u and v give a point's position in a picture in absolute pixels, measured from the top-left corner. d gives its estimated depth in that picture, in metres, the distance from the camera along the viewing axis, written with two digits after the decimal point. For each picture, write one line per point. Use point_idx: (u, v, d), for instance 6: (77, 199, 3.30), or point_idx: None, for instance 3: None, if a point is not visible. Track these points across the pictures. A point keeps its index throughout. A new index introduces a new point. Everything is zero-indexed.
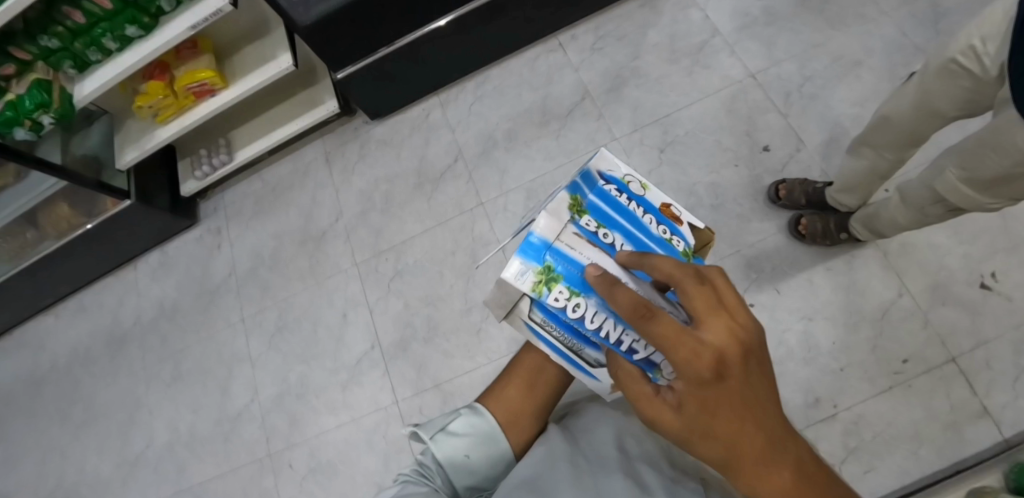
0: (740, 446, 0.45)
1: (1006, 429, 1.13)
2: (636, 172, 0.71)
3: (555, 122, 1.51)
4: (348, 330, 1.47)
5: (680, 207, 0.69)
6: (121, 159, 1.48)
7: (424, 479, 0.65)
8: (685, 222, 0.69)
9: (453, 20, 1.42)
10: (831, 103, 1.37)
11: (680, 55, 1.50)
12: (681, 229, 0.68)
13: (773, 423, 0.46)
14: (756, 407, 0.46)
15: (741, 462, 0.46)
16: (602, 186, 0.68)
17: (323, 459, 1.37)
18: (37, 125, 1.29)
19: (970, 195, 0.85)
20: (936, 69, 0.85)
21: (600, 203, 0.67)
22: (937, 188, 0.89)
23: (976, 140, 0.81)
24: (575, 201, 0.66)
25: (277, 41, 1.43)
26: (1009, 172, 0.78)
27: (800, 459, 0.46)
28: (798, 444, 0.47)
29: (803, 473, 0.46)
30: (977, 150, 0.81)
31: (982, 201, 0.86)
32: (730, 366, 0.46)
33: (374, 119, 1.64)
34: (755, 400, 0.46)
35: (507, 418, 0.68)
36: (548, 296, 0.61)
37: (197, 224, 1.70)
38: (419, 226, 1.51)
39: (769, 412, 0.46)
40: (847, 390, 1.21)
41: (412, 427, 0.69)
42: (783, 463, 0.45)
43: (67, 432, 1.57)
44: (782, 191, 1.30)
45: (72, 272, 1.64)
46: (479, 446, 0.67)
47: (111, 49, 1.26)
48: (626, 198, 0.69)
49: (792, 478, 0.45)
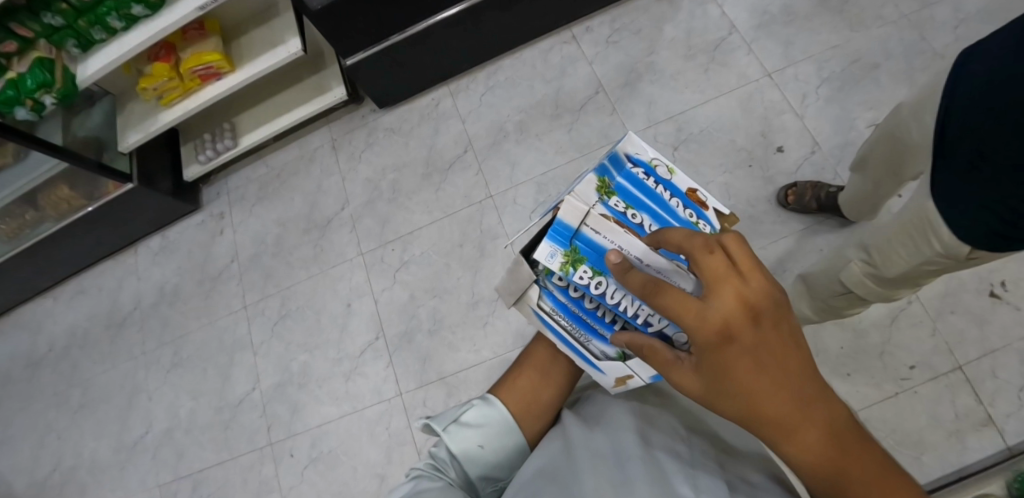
0: (758, 408, 0.42)
1: (1009, 438, 1.13)
2: (663, 155, 0.68)
3: (568, 115, 1.49)
4: (352, 319, 1.46)
5: (706, 192, 0.67)
6: (123, 141, 1.44)
7: (439, 473, 0.62)
8: (711, 208, 0.66)
9: (465, 9, 1.39)
10: (848, 106, 1.35)
11: (696, 51, 1.48)
12: (708, 214, 0.66)
13: (798, 384, 0.41)
14: (772, 372, 0.41)
15: (759, 427, 0.42)
16: (629, 168, 0.66)
17: (324, 449, 1.36)
18: (39, 104, 1.27)
19: (876, 287, 0.85)
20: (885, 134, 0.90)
21: (629, 183, 0.66)
22: (843, 279, 0.88)
23: (880, 237, 0.80)
24: (602, 183, 0.65)
25: (286, 25, 1.39)
26: (915, 268, 0.78)
27: (831, 421, 0.41)
28: (831, 406, 0.41)
29: (832, 434, 0.41)
30: (882, 246, 0.80)
31: (887, 293, 0.86)
32: (739, 330, 0.42)
33: (381, 107, 1.61)
34: (772, 363, 0.42)
35: (520, 408, 0.65)
36: (574, 274, 0.62)
37: (199, 208, 1.67)
38: (427, 217, 1.50)
39: (792, 375, 0.41)
40: (854, 395, 1.22)
41: (424, 419, 0.66)
42: (810, 426, 0.41)
43: (65, 415, 1.55)
44: (791, 196, 1.28)
45: (72, 255, 1.61)
46: (494, 437, 0.63)
47: (116, 29, 1.22)
48: (653, 181, 0.67)
49: (819, 442, 0.41)
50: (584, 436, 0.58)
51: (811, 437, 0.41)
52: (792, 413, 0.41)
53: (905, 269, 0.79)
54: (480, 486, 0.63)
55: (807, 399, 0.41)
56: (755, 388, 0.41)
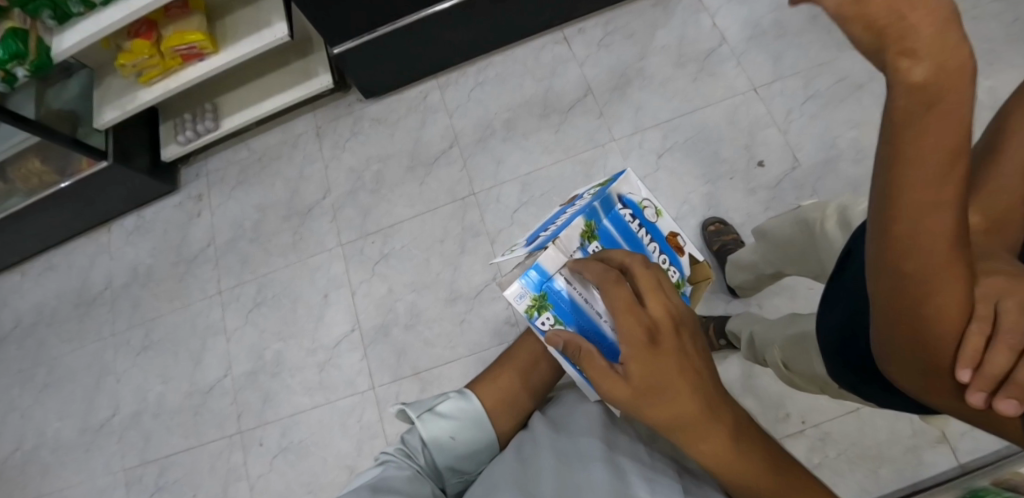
0: (680, 408, 0.46)
1: (963, 455, 1.16)
2: (654, 197, 0.70)
3: (556, 115, 1.49)
4: (328, 310, 1.45)
5: (685, 238, 0.70)
6: (99, 118, 1.40)
7: (409, 460, 0.58)
8: (686, 253, 0.70)
9: (460, 3, 1.38)
10: (831, 123, 1.37)
11: (687, 60, 1.48)
12: (680, 259, 0.69)
13: (706, 390, 0.47)
14: (697, 375, 0.48)
15: (692, 425, 0.46)
16: (618, 210, 0.67)
17: (295, 440, 1.35)
18: (10, 75, 1.24)
19: (783, 372, 0.98)
20: (792, 219, 0.95)
21: (612, 228, 0.66)
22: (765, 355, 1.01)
23: (792, 341, 0.91)
24: (588, 226, 0.64)
25: (272, 7, 1.36)
26: (807, 374, 0.90)
27: (739, 421, 0.48)
28: (736, 415, 0.48)
29: (737, 432, 0.47)
30: (793, 349, 0.91)
31: (793, 379, 0.98)
32: (663, 337, 0.49)
33: (368, 97, 1.59)
34: (687, 369, 0.48)
35: (494, 401, 0.64)
36: (536, 319, 0.62)
37: (177, 190, 1.64)
38: (410, 210, 1.49)
39: (703, 381, 0.48)
40: (818, 408, 1.23)
41: (400, 403, 0.63)
42: (715, 430, 0.46)
43: (29, 394, 1.53)
44: (715, 227, 1.31)
45: (42, 229, 1.57)
46: (467, 429, 0.61)
47: (94, 3, 1.18)
48: (638, 223, 0.68)
49: (726, 440, 0.46)
50: (548, 434, 0.58)
51: (718, 444, 0.46)
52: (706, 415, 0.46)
53: (806, 371, 0.90)
54: (447, 477, 0.59)
55: (712, 404, 0.47)
56: (674, 390, 0.47)
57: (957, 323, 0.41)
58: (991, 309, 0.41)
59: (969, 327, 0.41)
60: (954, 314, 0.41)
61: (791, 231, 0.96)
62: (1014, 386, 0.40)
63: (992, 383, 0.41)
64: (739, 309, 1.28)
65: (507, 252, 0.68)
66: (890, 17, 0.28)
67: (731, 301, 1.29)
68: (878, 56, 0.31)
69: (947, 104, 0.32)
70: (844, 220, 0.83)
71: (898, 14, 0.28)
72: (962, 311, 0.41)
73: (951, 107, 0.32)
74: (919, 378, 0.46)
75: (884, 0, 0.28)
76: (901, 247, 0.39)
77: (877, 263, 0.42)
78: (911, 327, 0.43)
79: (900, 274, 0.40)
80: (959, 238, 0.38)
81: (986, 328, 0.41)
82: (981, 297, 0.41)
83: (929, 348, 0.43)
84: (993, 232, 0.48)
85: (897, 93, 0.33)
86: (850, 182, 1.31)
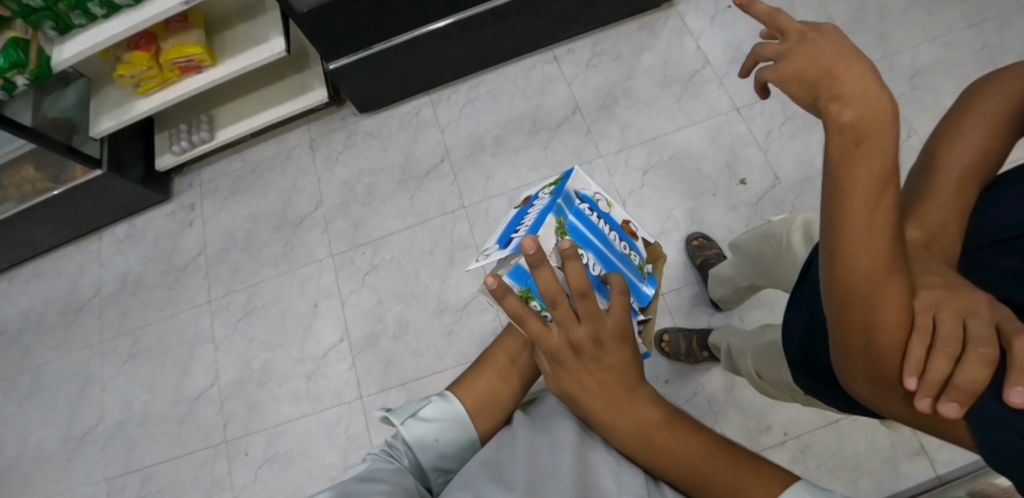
0: (588, 407, 0.52)
1: (940, 467, 1.18)
2: (603, 190, 0.75)
3: (545, 132, 1.53)
4: (317, 320, 1.46)
5: (636, 224, 0.77)
6: (95, 127, 1.42)
7: (393, 460, 0.57)
8: (639, 238, 0.77)
9: (455, 23, 1.43)
10: (810, 143, 1.42)
11: (671, 81, 1.54)
12: (636, 243, 0.76)
13: (612, 390, 0.52)
14: (595, 388, 0.52)
15: (593, 419, 0.52)
16: (579, 205, 0.69)
17: (280, 449, 1.35)
18: (10, 84, 1.26)
19: (760, 383, 0.99)
20: (760, 233, 0.99)
21: (579, 222, 0.67)
22: (743, 366, 1.02)
23: (765, 352, 0.93)
24: (558, 223, 0.64)
25: (270, 23, 1.40)
26: (780, 383, 0.92)
27: (645, 418, 0.51)
28: (643, 410, 0.52)
29: (635, 428, 0.51)
30: (766, 359, 0.93)
31: (769, 390, 0.99)
32: (567, 362, 0.52)
33: (362, 111, 1.63)
34: (591, 384, 0.52)
35: (474, 403, 0.61)
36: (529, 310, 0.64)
37: (170, 200, 1.66)
38: (400, 223, 1.51)
39: (613, 384, 0.52)
40: (798, 420, 1.25)
41: (382, 409, 0.61)
42: (624, 418, 0.51)
43: (11, 402, 1.51)
44: (698, 242, 1.35)
45: (32, 236, 1.58)
46: (450, 430, 0.59)
47: (96, 15, 1.21)
48: (597, 215, 0.71)
49: (630, 425, 0.51)
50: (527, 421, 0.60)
51: (621, 431, 0.51)
52: (611, 408, 0.52)
53: (779, 381, 0.92)
54: (433, 477, 0.58)
55: (619, 397, 0.52)
56: (580, 396, 0.52)
57: (899, 335, 0.44)
58: (929, 319, 0.43)
59: (911, 339, 0.44)
60: (893, 323, 0.44)
61: (760, 244, 0.99)
62: (955, 390, 0.41)
63: (936, 388, 0.42)
64: (721, 322, 1.31)
65: (480, 258, 0.66)
66: (815, 74, 0.41)
67: (714, 314, 1.32)
68: (816, 105, 0.42)
69: (873, 143, 0.40)
70: (807, 235, 0.87)
71: (824, 70, 0.41)
72: (899, 321, 0.43)
73: (880, 135, 0.40)
74: (873, 389, 0.48)
75: (808, 62, 0.41)
76: (840, 265, 0.44)
77: (829, 289, 0.47)
78: (864, 340, 0.45)
79: (842, 289, 0.45)
80: (888, 256, 0.43)
81: (925, 338, 0.43)
82: (921, 309, 0.44)
83: (876, 359, 0.46)
84: (932, 248, 0.51)
85: (831, 135, 0.41)
86: None
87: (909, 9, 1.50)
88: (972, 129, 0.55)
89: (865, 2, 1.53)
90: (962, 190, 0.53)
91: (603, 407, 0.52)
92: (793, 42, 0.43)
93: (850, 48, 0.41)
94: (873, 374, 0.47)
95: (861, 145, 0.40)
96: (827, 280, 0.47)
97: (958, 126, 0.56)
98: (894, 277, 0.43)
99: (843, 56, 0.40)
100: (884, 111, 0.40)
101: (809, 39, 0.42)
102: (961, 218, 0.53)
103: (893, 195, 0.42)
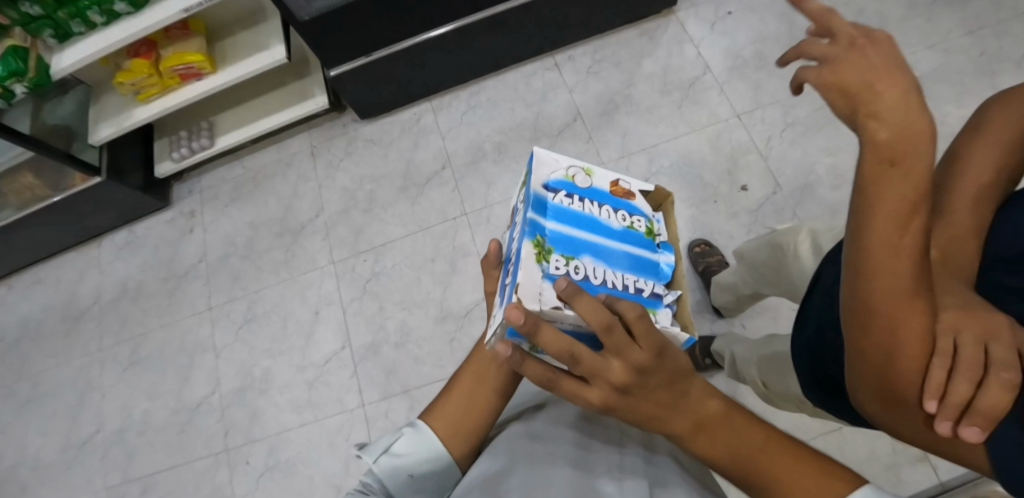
0: (657, 416, 0.50)
1: (942, 473, 1.18)
2: (576, 162, 0.67)
3: (546, 139, 1.53)
4: (319, 327, 1.45)
5: (627, 180, 0.68)
6: (95, 134, 1.42)
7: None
8: (636, 193, 0.68)
9: (455, 30, 1.43)
10: (810, 150, 1.42)
11: (671, 88, 1.54)
12: (635, 204, 0.67)
13: (672, 396, 0.50)
14: (648, 399, 0.49)
15: (646, 421, 0.50)
16: (553, 202, 0.63)
17: (282, 458, 1.35)
18: (9, 92, 1.25)
19: (764, 393, 1.00)
20: (766, 242, 0.99)
21: (559, 223, 0.62)
22: (747, 375, 1.03)
23: (770, 362, 0.93)
24: (536, 244, 0.60)
25: (271, 30, 1.40)
26: (785, 392, 0.92)
27: (704, 412, 0.51)
28: (706, 404, 0.52)
29: (696, 422, 0.51)
30: (771, 369, 0.93)
31: (774, 400, 0.99)
32: (616, 406, 0.49)
33: (362, 118, 1.63)
34: (644, 406, 0.49)
35: (461, 412, 0.59)
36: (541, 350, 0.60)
37: (169, 207, 1.65)
38: (402, 230, 1.51)
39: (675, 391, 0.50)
40: (800, 426, 1.26)
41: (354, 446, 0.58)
42: (687, 413, 0.51)
43: (10, 409, 1.51)
44: (699, 248, 1.35)
45: (31, 243, 1.57)
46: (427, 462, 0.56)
47: (96, 23, 1.21)
48: (579, 202, 0.64)
49: (686, 421, 0.51)
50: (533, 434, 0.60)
51: (678, 422, 0.51)
52: (673, 411, 0.50)
53: (785, 391, 0.92)
54: None
55: (679, 399, 0.50)
56: (647, 410, 0.49)
57: (919, 361, 0.44)
58: (950, 342, 0.44)
59: (932, 362, 0.44)
60: (915, 348, 0.43)
61: (765, 254, 0.99)
62: (977, 415, 0.43)
63: (956, 413, 0.43)
64: (723, 328, 1.31)
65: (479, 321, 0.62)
66: (859, 86, 0.40)
67: (716, 321, 1.32)
68: (853, 119, 0.41)
69: (908, 164, 0.40)
70: (815, 246, 0.87)
71: (868, 83, 0.40)
72: (922, 344, 0.43)
73: (915, 158, 0.40)
74: (886, 410, 0.48)
75: (855, 73, 0.40)
76: (865, 287, 0.44)
77: (851, 307, 0.46)
78: (886, 364, 0.45)
79: (866, 307, 0.44)
80: (915, 278, 0.42)
81: (947, 361, 0.43)
82: (942, 331, 0.44)
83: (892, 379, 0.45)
84: (947, 266, 0.51)
85: (868, 155, 0.41)
86: (828, 206, 1.36)
87: (907, 16, 1.51)
88: (983, 149, 0.56)
89: (863, 9, 1.54)
90: (976, 209, 0.54)
91: (671, 410, 0.50)
92: (842, 46, 0.41)
93: (898, 61, 0.40)
94: (889, 392, 0.46)
95: (894, 165, 0.40)
96: (848, 297, 0.46)
97: (970, 145, 0.57)
98: (920, 300, 0.43)
99: (891, 71, 0.40)
100: (923, 132, 0.39)
101: (860, 47, 0.41)
102: (976, 237, 0.53)
103: (925, 219, 0.41)
